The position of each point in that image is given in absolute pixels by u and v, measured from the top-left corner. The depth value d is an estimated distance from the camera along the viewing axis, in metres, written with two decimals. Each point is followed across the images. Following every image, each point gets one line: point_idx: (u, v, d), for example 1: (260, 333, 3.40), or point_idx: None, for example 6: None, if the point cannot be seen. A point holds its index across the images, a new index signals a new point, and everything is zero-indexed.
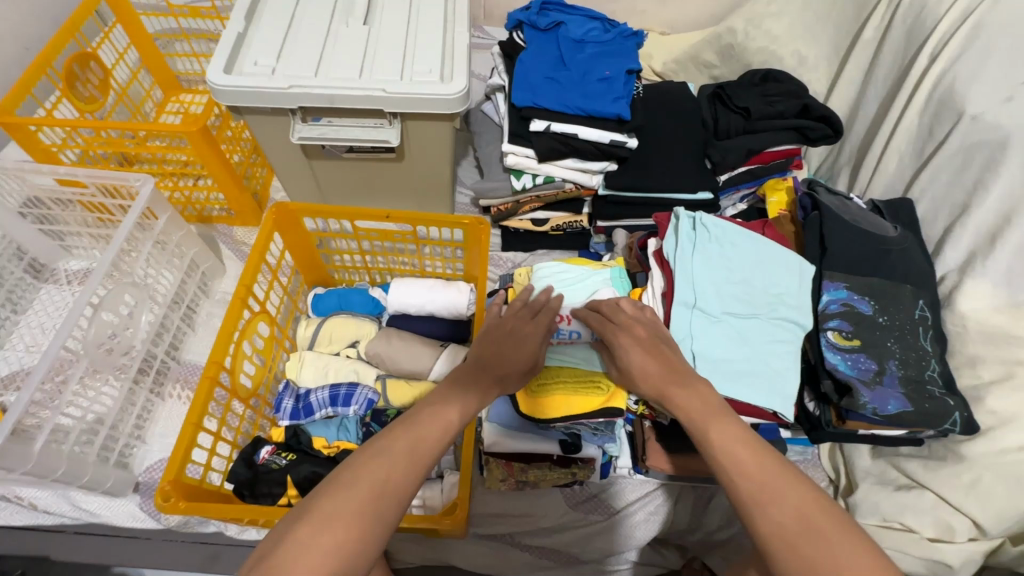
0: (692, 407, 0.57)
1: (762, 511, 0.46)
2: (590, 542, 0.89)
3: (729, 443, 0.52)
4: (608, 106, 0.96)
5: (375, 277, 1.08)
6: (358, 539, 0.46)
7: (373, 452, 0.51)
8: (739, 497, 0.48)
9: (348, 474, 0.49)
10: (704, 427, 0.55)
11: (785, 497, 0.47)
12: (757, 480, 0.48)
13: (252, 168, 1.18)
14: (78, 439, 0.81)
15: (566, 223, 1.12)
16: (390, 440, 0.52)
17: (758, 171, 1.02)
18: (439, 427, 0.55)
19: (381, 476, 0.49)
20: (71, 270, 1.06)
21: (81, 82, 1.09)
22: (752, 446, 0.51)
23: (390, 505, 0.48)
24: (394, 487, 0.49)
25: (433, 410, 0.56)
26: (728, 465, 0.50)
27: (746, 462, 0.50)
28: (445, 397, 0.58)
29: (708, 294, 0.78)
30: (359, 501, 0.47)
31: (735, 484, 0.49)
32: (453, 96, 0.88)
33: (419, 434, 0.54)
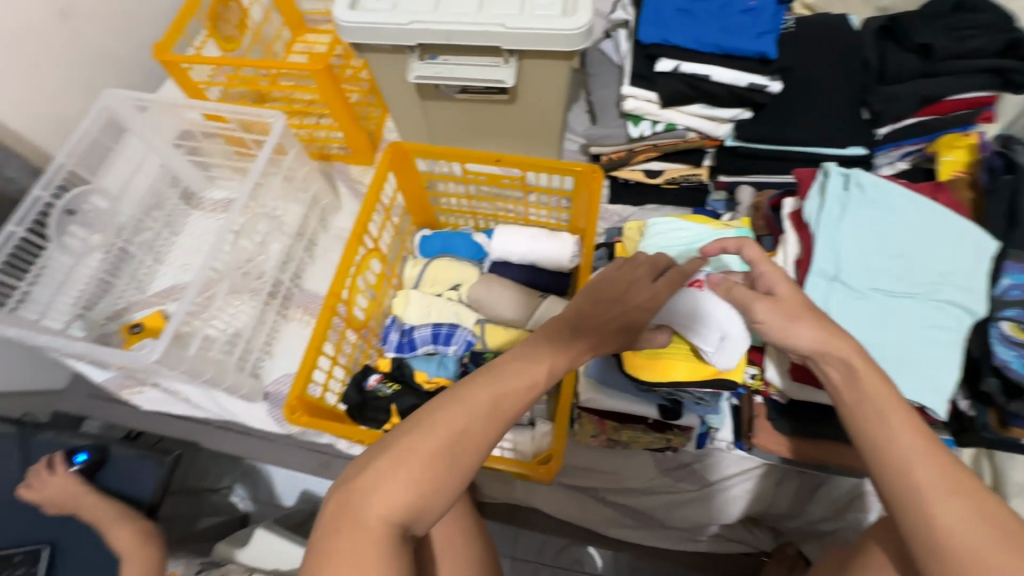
0: (868, 385, 0.50)
1: (941, 513, 0.44)
2: (676, 509, 0.89)
3: (913, 434, 0.47)
4: (749, 43, 0.85)
5: (479, 222, 1.09)
6: (434, 480, 0.47)
7: (455, 397, 0.50)
8: (913, 486, 0.45)
9: (429, 418, 0.49)
10: (881, 413, 0.49)
11: (967, 501, 0.44)
12: (940, 478, 0.45)
13: (369, 108, 1.20)
14: (221, 348, 0.92)
15: (683, 175, 1.02)
16: (474, 389, 0.51)
17: (933, 124, 0.85)
18: (524, 383, 0.53)
19: (460, 425, 0.49)
20: (214, 200, 1.16)
21: (224, 21, 1.18)
22: (931, 441, 0.47)
23: (468, 454, 0.49)
24: (472, 436, 0.49)
25: (519, 364, 0.54)
26: (908, 456, 0.46)
27: (928, 457, 0.46)
28: (536, 351, 0.55)
29: (854, 266, 0.68)
30: (437, 445, 0.48)
31: (912, 476, 0.46)
32: (575, 32, 0.82)
33: (501, 386, 0.52)
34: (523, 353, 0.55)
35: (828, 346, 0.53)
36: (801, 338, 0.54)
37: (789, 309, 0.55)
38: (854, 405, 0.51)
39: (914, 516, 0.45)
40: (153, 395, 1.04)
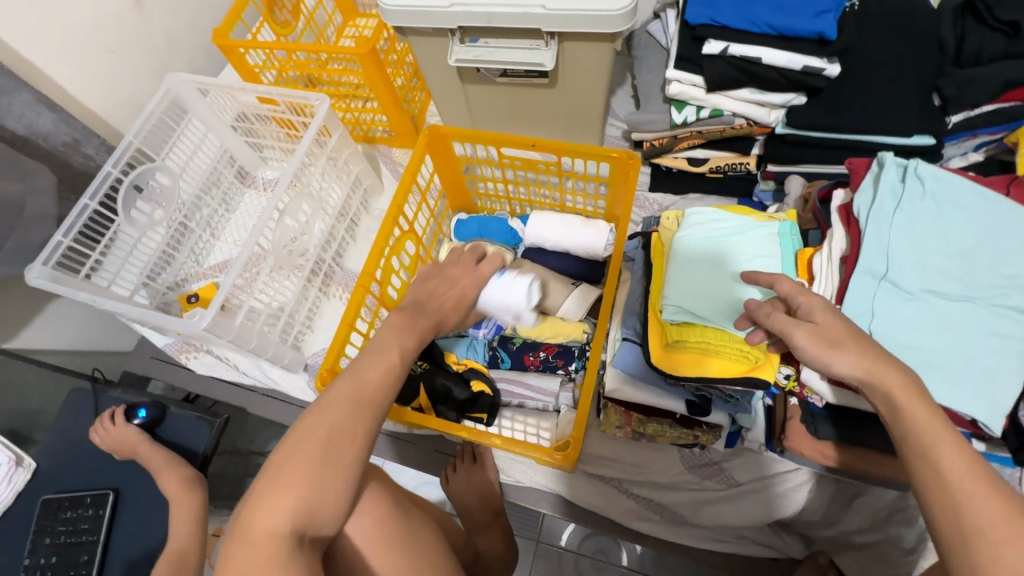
0: (917, 410, 0.47)
1: (995, 560, 0.39)
2: (738, 501, 0.85)
3: (962, 471, 0.43)
4: (807, 23, 0.79)
5: (515, 207, 1.09)
6: (317, 478, 0.48)
7: (325, 402, 0.52)
8: (962, 527, 0.41)
9: (305, 423, 0.51)
10: (930, 442, 0.45)
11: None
12: (995, 522, 0.40)
13: (412, 92, 1.23)
14: (266, 321, 0.97)
15: (728, 164, 0.98)
16: (338, 390, 0.53)
17: (1014, 111, 0.77)
18: (383, 372, 0.56)
19: (334, 420, 0.50)
20: (267, 178, 1.24)
21: (279, 7, 1.23)
22: (989, 477, 0.43)
23: (346, 444, 0.50)
24: (347, 434, 0.50)
25: (379, 357, 0.57)
26: (958, 495, 0.42)
27: (980, 496, 0.42)
28: (383, 342, 0.59)
29: (906, 265, 0.63)
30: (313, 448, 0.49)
31: (961, 516, 0.42)
32: (618, 13, 0.79)
33: (361, 379, 0.54)
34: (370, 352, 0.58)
35: (875, 372, 0.50)
36: (842, 366, 0.52)
37: (829, 333, 0.53)
38: (902, 437, 0.47)
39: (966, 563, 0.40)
40: (207, 361, 1.12)
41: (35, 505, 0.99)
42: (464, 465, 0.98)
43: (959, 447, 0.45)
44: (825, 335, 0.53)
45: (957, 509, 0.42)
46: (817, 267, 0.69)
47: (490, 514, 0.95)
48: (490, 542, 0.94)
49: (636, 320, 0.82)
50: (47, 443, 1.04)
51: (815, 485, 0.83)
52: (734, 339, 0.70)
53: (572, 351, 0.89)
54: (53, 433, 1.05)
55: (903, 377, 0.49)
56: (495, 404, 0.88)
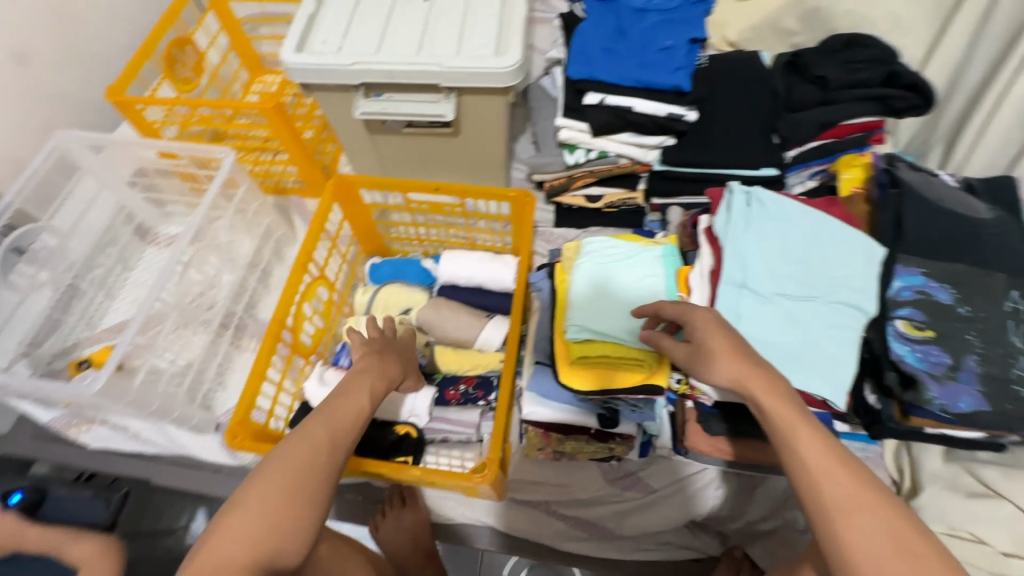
0: (780, 406, 0.55)
1: (850, 525, 0.46)
2: (658, 506, 0.90)
3: (816, 452, 0.51)
4: (666, 78, 0.93)
5: (428, 249, 1.13)
6: (284, 513, 0.51)
7: (294, 439, 0.56)
8: (822, 501, 0.48)
9: (271, 461, 0.54)
10: (789, 427, 0.53)
11: (874, 512, 0.47)
12: (846, 493, 0.48)
13: (323, 143, 1.26)
14: (171, 380, 0.92)
15: (620, 201, 1.08)
16: (307, 429, 0.57)
17: (833, 146, 0.94)
18: (352, 413, 0.62)
19: (304, 457, 0.55)
20: (169, 235, 1.19)
21: (179, 64, 1.22)
22: (837, 452, 0.51)
23: (315, 481, 0.54)
24: (319, 465, 0.55)
25: (344, 400, 0.63)
26: (816, 475, 0.50)
27: (833, 473, 0.49)
28: (352, 387, 0.66)
29: (759, 274, 0.75)
30: (281, 483, 0.52)
31: (821, 491, 0.49)
32: (506, 70, 0.88)
33: (332, 419, 0.59)
34: (336, 397, 0.63)
35: (743, 379, 0.58)
36: (719, 378, 0.59)
37: (705, 349, 0.62)
38: (771, 433, 0.55)
39: (831, 532, 0.47)
40: (101, 434, 1.03)
41: None
42: (393, 511, 0.94)
43: (813, 433, 0.52)
44: (704, 352, 0.62)
45: (817, 487, 0.49)
46: (693, 282, 0.81)
47: (423, 556, 0.92)
48: None
49: (546, 344, 0.88)
50: None
51: (721, 481, 0.90)
52: (632, 353, 0.78)
53: (491, 381, 0.93)
54: None
55: (765, 382, 0.57)
56: (419, 444, 0.89)
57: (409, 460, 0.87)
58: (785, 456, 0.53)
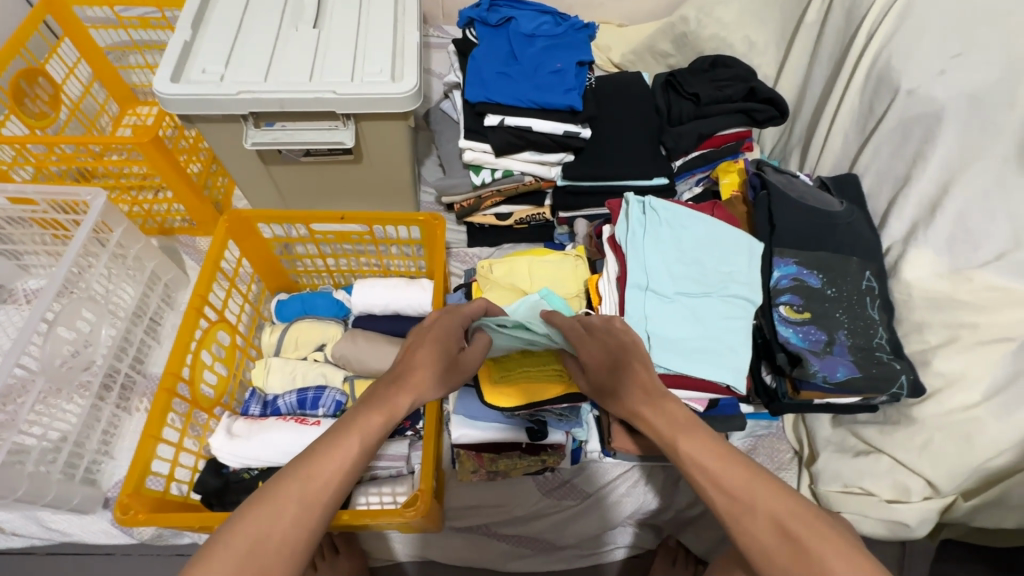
0: (660, 422, 0.57)
1: (741, 527, 0.48)
2: (591, 513, 0.92)
3: (700, 463, 0.52)
4: (560, 98, 0.98)
5: (339, 280, 1.08)
6: None
7: (261, 500, 0.46)
8: (716, 512, 0.50)
9: (228, 534, 0.44)
10: (673, 442, 0.55)
11: (758, 508, 0.48)
12: (728, 495, 0.49)
13: (212, 177, 1.17)
14: (42, 458, 0.80)
15: (529, 215, 1.12)
16: (277, 483, 0.47)
17: (711, 155, 1.04)
18: (338, 461, 0.49)
19: (263, 528, 0.45)
20: (29, 289, 1.05)
21: (30, 98, 1.08)
22: (719, 454, 0.52)
23: (270, 563, 0.44)
24: (277, 546, 0.45)
25: (331, 443, 0.51)
26: (702, 484, 0.51)
27: (717, 477, 0.51)
28: (348, 422, 0.53)
29: (660, 275, 0.80)
30: (234, 561, 0.43)
31: (710, 500, 0.50)
32: (404, 95, 0.89)
33: (310, 473, 0.48)
34: (322, 439, 0.51)
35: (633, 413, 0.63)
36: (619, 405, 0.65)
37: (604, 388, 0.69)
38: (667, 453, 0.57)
39: (733, 537, 0.48)
40: None
41: None
42: (324, 562, 0.87)
43: (698, 441, 0.54)
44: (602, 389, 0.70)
45: (706, 496, 0.50)
46: (602, 289, 0.84)
47: None
48: None
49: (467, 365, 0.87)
50: None
51: (647, 479, 0.94)
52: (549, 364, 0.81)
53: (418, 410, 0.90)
54: None
55: (653, 405, 0.60)
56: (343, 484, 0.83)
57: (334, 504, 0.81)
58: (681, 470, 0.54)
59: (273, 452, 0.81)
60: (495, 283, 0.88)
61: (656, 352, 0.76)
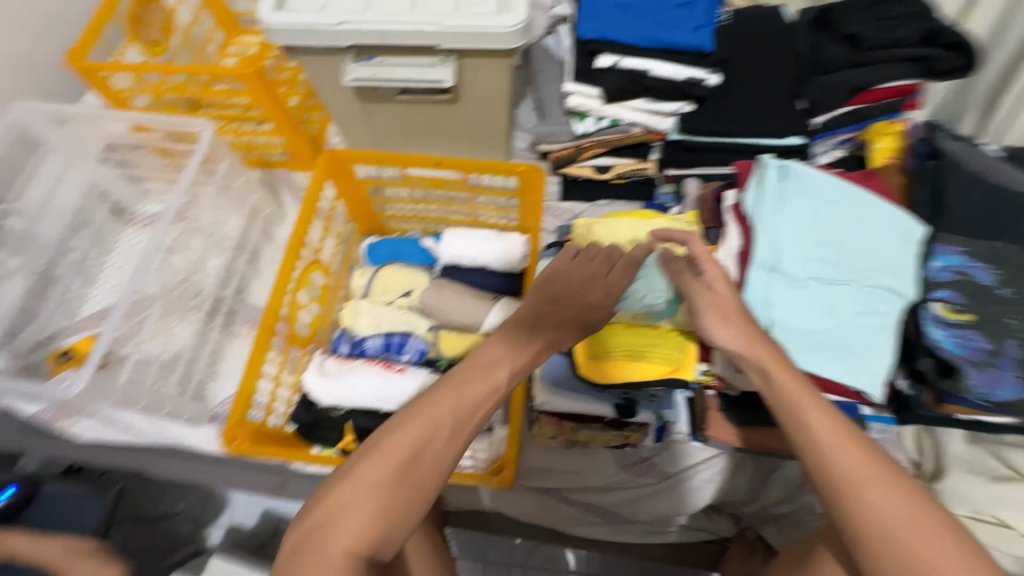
0: (786, 380, 0.56)
1: (864, 497, 0.50)
2: (668, 494, 0.88)
3: (827, 427, 0.53)
4: (686, 37, 0.86)
5: (428, 226, 1.07)
6: (386, 502, 0.52)
7: (418, 417, 0.55)
8: (839, 477, 0.51)
9: (383, 443, 0.54)
10: (796, 406, 0.55)
11: (882, 483, 0.50)
12: (858, 465, 0.51)
13: (309, 112, 1.17)
14: (159, 373, 0.87)
15: (630, 170, 1.00)
16: (434, 403, 0.55)
17: (864, 112, 0.87)
18: (484, 387, 0.57)
19: (421, 441, 0.54)
20: (148, 213, 1.12)
21: (147, 24, 1.12)
22: (843, 428, 0.54)
23: (424, 467, 0.53)
24: (429, 456, 0.54)
25: (479, 371, 0.58)
26: (829, 450, 0.52)
27: (843, 448, 0.52)
28: (493, 357, 0.59)
29: (792, 255, 0.71)
30: (395, 467, 0.53)
31: (835, 466, 0.52)
32: (512, 29, 0.80)
33: (459, 396, 0.56)
34: (478, 364, 0.59)
35: (751, 343, 0.60)
36: (726, 339, 0.61)
37: (722, 305, 0.63)
38: (776, 409, 0.56)
39: (846, 503, 0.51)
40: (88, 426, 0.96)
41: None
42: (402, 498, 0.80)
43: (822, 408, 0.54)
44: (721, 309, 0.62)
45: (830, 462, 0.52)
46: (720, 262, 0.75)
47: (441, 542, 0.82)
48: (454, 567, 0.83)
49: None
50: None
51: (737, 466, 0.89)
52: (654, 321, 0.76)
53: None
54: None
55: (767, 350, 0.59)
56: None
57: None
58: (791, 432, 0.55)
59: (360, 395, 0.84)
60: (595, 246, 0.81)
61: (778, 342, 0.68)
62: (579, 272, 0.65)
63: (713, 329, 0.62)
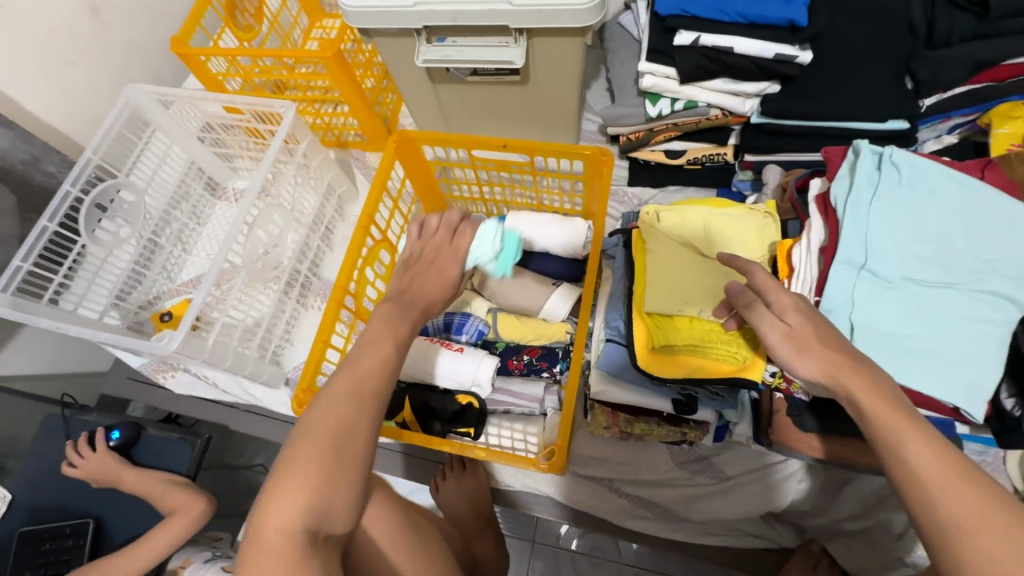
0: (880, 407, 0.49)
1: (975, 547, 0.42)
2: (725, 496, 0.85)
3: (929, 461, 0.45)
4: (779, 10, 0.77)
5: (491, 208, 1.07)
6: (321, 483, 0.48)
7: (323, 402, 0.53)
8: (939, 520, 0.44)
9: (300, 430, 0.51)
10: (894, 434, 0.48)
11: (1001, 533, 0.42)
12: (966, 508, 0.43)
13: (383, 94, 1.20)
14: (242, 337, 0.95)
15: (705, 155, 0.98)
16: (335, 385, 0.54)
17: (986, 92, 0.78)
18: (377, 361, 0.57)
19: (336, 419, 0.51)
20: (237, 189, 1.21)
21: (240, 11, 1.18)
22: (952, 463, 0.45)
23: (350, 442, 0.51)
24: (350, 431, 0.51)
25: (367, 349, 0.57)
26: (930, 488, 0.45)
27: (952, 488, 0.44)
28: (375, 334, 0.60)
29: (886, 253, 0.64)
30: (318, 447, 0.50)
31: (937, 507, 0.44)
32: (586, 6, 0.77)
33: (357, 372, 0.55)
34: (363, 344, 0.59)
35: (837, 372, 0.52)
36: (805, 371, 0.54)
37: (799, 336, 0.54)
38: (870, 438, 0.50)
39: (953, 552, 0.43)
40: (184, 379, 1.09)
41: (14, 538, 0.98)
42: (453, 473, 0.95)
43: (925, 439, 0.47)
44: (798, 340, 0.54)
45: (931, 501, 0.45)
46: (797, 259, 0.70)
47: (482, 520, 0.94)
48: (484, 548, 0.93)
49: (619, 318, 0.80)
50: (19, 474, 1.03)
51: (805, 474, 0.84)
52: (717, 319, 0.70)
53: (556, 353, 0.89)
54: (27, 464, 1.04)
55: (855, 371, 0.51)
56: (482, 415, 0.87)
57: (472, 432, 0.86)
58: (886, 464, 0.48)
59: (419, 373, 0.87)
60: (660, 235, 0.77)
61: (863, 348, 0.62)
62: (439, 244, 0.72)
63: (791, 360, 0.54)
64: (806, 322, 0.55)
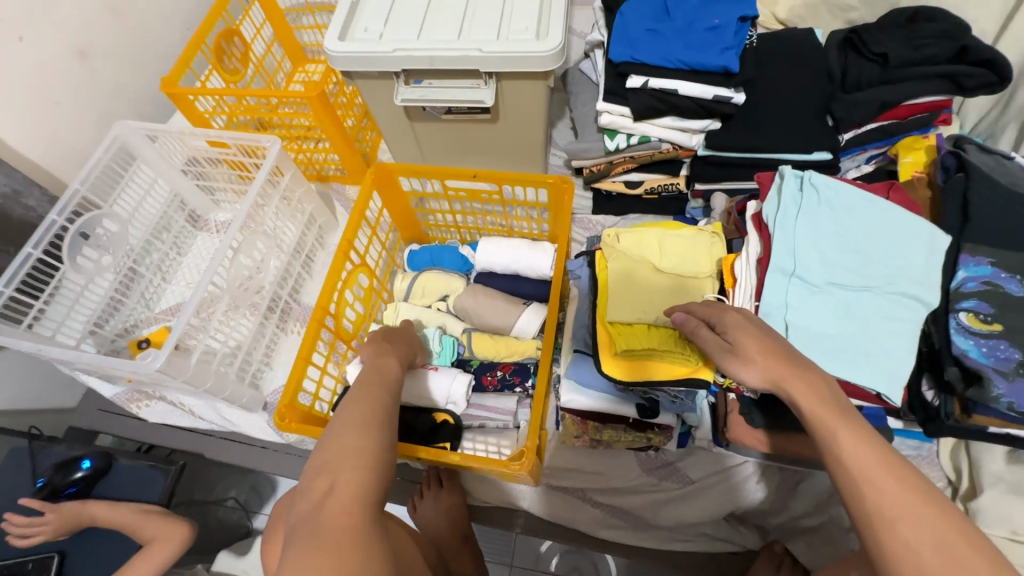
0: (817, 408, 0.55)
1: (893, 533, 0.46)
2: (690, 500, 0.89)
3: (859, 453, 0.50)
4: (714, 58, 0.89)
5: (465, 235, 1.14)
6: (370, 462, 0.56)
7: (354, 399, 0.63)
8: (865, 510, 0.48)
9: (343, 417, 0.60)
10: (831, 432, 0.53)
11: (918, 520, 0.46)
12: (890, 500, 0.47)
13: (363, 132, 1.29)
14: (222, 361, 0.97)
15: (661, 185, 1.07)
16: (366, 389, 0.65)
17: (892, 128, 0.90)
18: (388, 373, 0.70)
19: (372, 406, 0.62)
20: (219, 221, 1.25)
21: (228, 56, 1.25)
22: (880, 456, 0.50)
23: (385, 424, 0.61)
24: (384, 415, 0.62)
25: (379, 366, 0.71)
26: (859, 481, 0.49)
27: (878, 481, 0.48)
28: (379, 362, 0.73)
29: (811, 262, 0.72)
30: (362, 428, 0.59)
31: (863, 498, 0.48)
32: (548, 53, 0.87)
33: (378, 374, 0.69)
34: (374, 363, 0.72)
35: (776, 377, 0.58)
36: (750, 377, 0.60)
37: (743, 351, 0.62)
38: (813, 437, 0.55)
39: (877, 539, 0.47)
40: (159, 407, 1.09)
41: None
42: (430, 491, 0.97)
43: (858, 436, 0.51)
44: (740, 354, 0.62)
45: (859, 490, 0.49)
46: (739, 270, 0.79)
47: (459, 537, 0.95)
48: (462, 565, 0.93)
49: (584, 332, 0.87)
50: None
51: (761, 475, 0.89)
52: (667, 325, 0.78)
53: (528, 368, 0.94)
54: None
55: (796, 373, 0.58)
56: (458, 430, 0.90)
57: (448, 446, 0.88)
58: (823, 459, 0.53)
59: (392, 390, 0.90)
60: (619, 254, 0.85)
61: (798, 346, 0.70)
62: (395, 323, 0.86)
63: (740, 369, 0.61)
64: (754, 337, 0.62)
